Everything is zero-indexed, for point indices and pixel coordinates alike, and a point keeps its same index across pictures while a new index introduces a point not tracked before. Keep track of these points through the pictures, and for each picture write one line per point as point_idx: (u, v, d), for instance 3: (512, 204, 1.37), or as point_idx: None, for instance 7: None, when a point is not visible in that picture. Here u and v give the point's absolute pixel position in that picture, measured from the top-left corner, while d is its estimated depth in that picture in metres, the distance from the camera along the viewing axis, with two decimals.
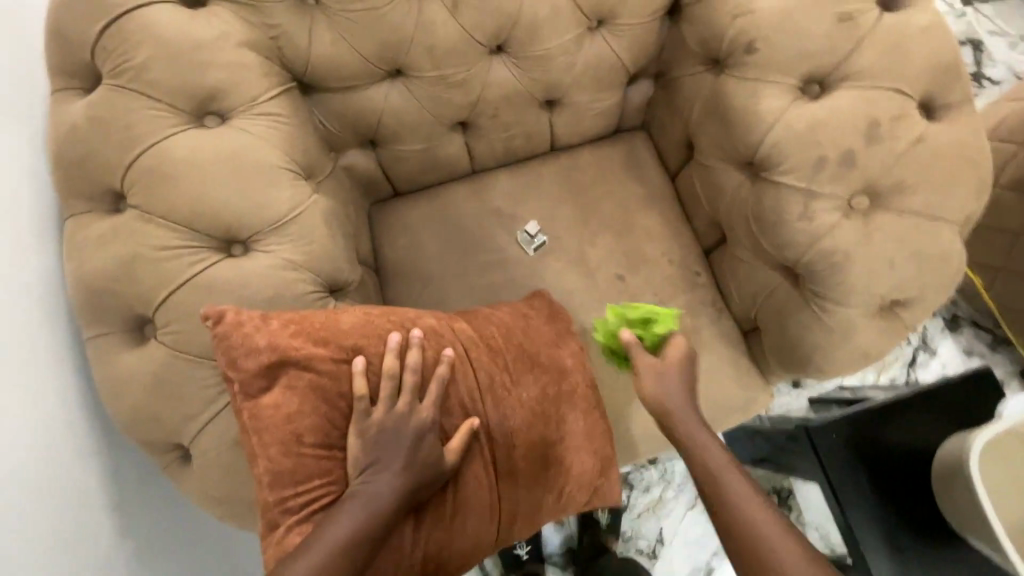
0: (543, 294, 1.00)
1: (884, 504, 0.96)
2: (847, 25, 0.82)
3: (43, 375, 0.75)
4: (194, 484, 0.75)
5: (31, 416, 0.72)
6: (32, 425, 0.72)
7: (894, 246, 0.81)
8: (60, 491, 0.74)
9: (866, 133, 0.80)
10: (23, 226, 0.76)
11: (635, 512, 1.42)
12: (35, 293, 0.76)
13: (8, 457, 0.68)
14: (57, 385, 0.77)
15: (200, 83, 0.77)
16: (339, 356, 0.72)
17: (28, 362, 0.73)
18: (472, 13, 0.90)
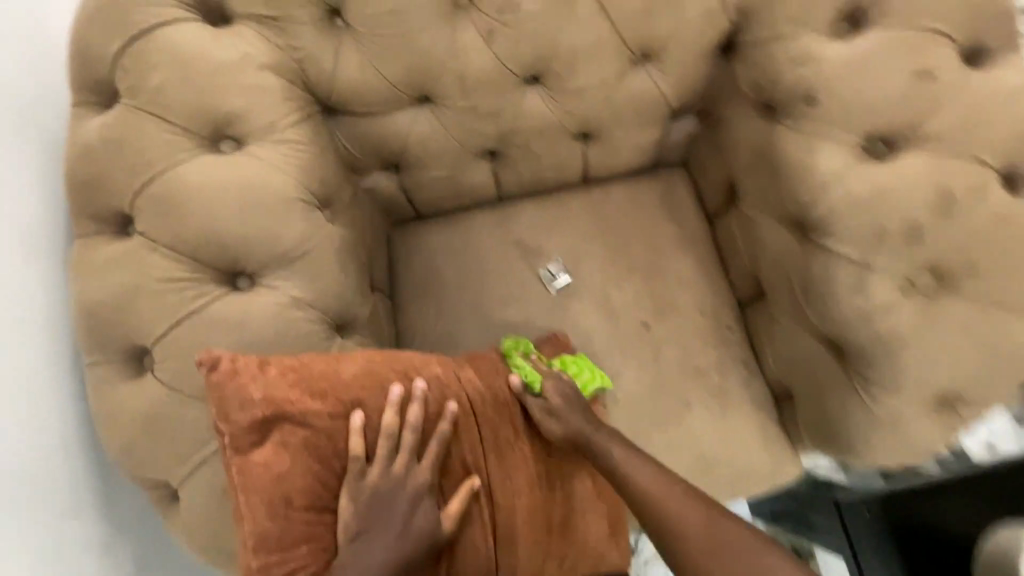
0: (557, 339, 0.96)
1: None
2: (924, 82, 0.73)
3: (40, 400, 0.73)
4: (182, 526, 0.72)
5: (22, 445, 0.70)
6: (24, 451, 0.70)
7: (958, 334, 0.72)
8: (46, 523, 0.72)
9: (937, 207, 0.72)
10: (29, 247, 0.74)
11: (642, 558, 1.35)
12: (39, 314, 0.74)
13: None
14: (51, 412, 0.74)
15: (219, 107, 0.74)
16: (337, 410, 0.67)
17: (23, 389, 0.71)
18: (508, 43, 0.84)
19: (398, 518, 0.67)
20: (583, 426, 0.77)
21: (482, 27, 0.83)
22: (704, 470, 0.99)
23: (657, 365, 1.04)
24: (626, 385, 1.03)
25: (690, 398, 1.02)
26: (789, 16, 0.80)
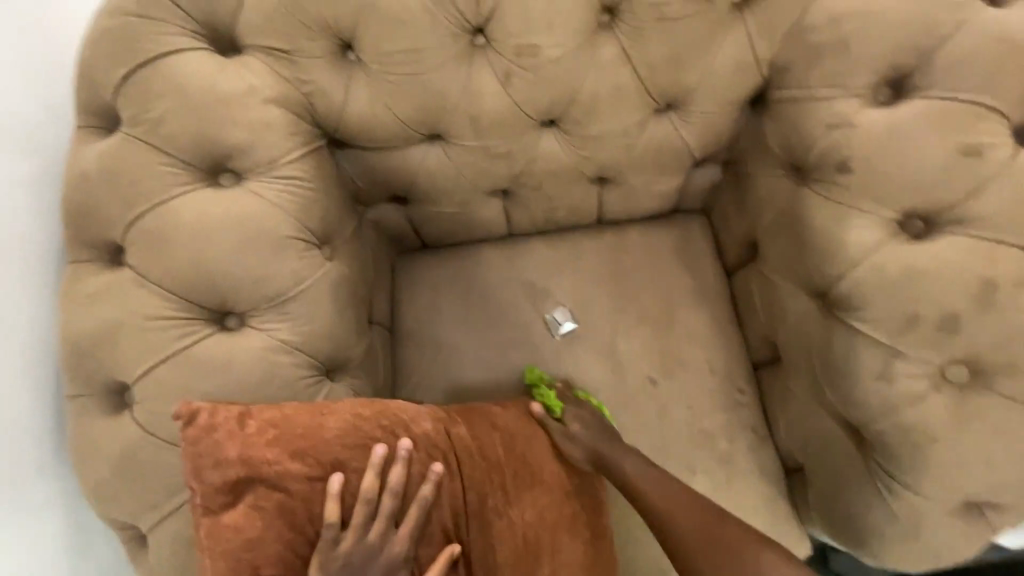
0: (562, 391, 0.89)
1: None
2: (970, 159, 0.68)
3: (16, 428, 0.71)
4: (148, 572, 0.69)
5: None
6: None
7: (994, 438, 0.65)
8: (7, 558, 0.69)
9: (978, 296, 0.66)
10: (18, 269, 0.72)
11: None
12: (25, 340, 0.73)
13: None
14: (26, 441, 0.72)
15: (221, 141, 0.72)
16: (314, 472, 0.64)
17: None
18: (525, 86, 0.80)
19: None
20: (600, 441, 0.80)
21: (499, 69, 0.79)
22: None
23: (662, 425, 0.98)
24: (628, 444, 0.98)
25: (695, 463, 0.96)
26: (826, 77, 0.75)
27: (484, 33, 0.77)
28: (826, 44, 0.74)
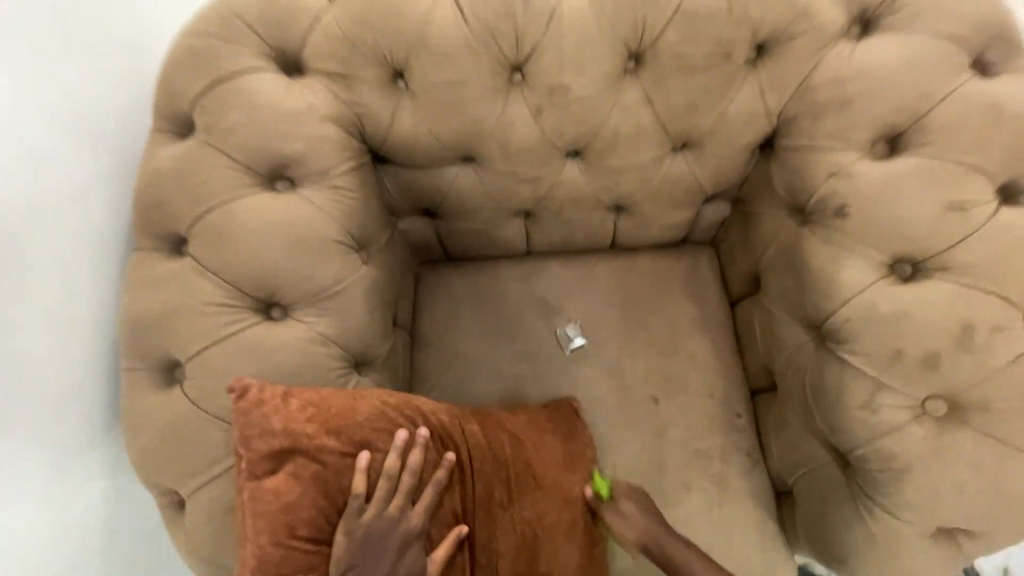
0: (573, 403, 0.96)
1: None
2: (956, 212, 0.74)
3: (71, 398, 0.79)
4: (183, 534, 0.76)
5: (45, 440, 0.75)
6: (47, 445, 0.76)
7: (968, 469, 0.71)
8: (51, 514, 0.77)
9: (957, 337, 0.72)
10: (92, 256, 0.81)
11: None
12: (87, 321, 0.81)
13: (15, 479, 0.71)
14: (79, 411, 0.80)
15: (282, 151, 0.80)
16: (347, 449, 0.70)
17: (59, 388, 0.77)
18: (555, 119, 0.88)
19: (387, 559, 0.70)
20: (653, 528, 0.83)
21: (533, 103, 0.87)
22: None
23: (661, 441, 1.04)
24: (627, 457, 1.03)
25: (690, 480, 1.01)
26: (828, 129, 0.82)
27: (521, 70, 0.86)
28: (830, 101, 0.82)
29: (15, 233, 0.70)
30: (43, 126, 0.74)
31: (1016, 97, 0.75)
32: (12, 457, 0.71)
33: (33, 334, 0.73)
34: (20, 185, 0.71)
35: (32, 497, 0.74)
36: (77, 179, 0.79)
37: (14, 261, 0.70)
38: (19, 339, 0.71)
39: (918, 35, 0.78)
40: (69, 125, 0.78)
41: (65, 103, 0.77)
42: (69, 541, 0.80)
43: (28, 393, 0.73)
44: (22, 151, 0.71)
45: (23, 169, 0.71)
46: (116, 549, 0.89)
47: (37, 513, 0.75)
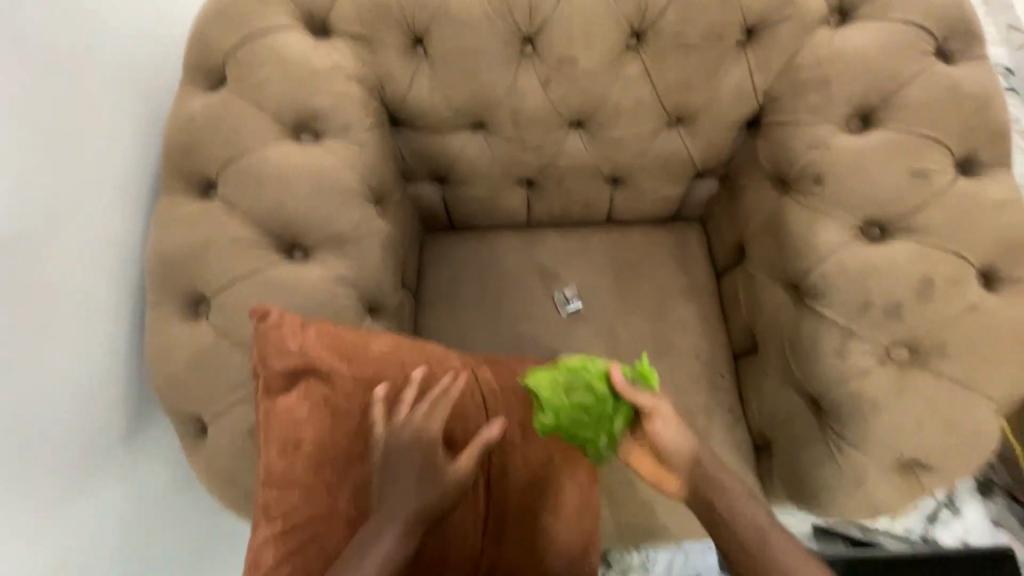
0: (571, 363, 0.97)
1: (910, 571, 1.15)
2: (919, 180, 0.83)
3: (98, 347, 0.83)
4: (204, 458, 0.81)
5: (74, 383, 0.79)
6: (75, 388, 0.80)
7: (926, 407, 0.79)
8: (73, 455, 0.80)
9: (918, 290, 0.80)
10: (118, 214, 0.86)
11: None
12: (112, 276, 0.85)
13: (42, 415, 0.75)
14: (104, 360, 0.84)
15: (309, 105, 0.86)
16: (360, 376, 0.70)
17: (87, 335, 0.81)
18: (562, 89, 0.96)
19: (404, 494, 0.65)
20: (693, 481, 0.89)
21: (542, 72, 0.94)
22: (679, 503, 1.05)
23: None
24: None
25: None
26: (809, 106, 0.91)
27: (532, 42, 0.93)
28: (811, 80, 0.90)
29: (48, 186, 0.75)
30: (79, 88, 0.79)
31: (971, 81, 0.85)
32: (40, 398, 0.75)
33: (63, 283, 0.77)
34: (54, 142, 0.75)
35: (59, 435, 0.78)
36: (106, 141, 0.83)
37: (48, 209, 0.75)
38: (49, 285, 0.75)
39: (889, 23, 0.87)
40: (102, 89, 0.82)
41: (100, 68, 0.82)
42: (88, 486, 0.83)
43: (57, 339, 0.77)
44: (59, 109, 0.76)
45: (59, 127, 0.76)
46: (133, 499, 0.92)
47: (59, 455, 0.78)
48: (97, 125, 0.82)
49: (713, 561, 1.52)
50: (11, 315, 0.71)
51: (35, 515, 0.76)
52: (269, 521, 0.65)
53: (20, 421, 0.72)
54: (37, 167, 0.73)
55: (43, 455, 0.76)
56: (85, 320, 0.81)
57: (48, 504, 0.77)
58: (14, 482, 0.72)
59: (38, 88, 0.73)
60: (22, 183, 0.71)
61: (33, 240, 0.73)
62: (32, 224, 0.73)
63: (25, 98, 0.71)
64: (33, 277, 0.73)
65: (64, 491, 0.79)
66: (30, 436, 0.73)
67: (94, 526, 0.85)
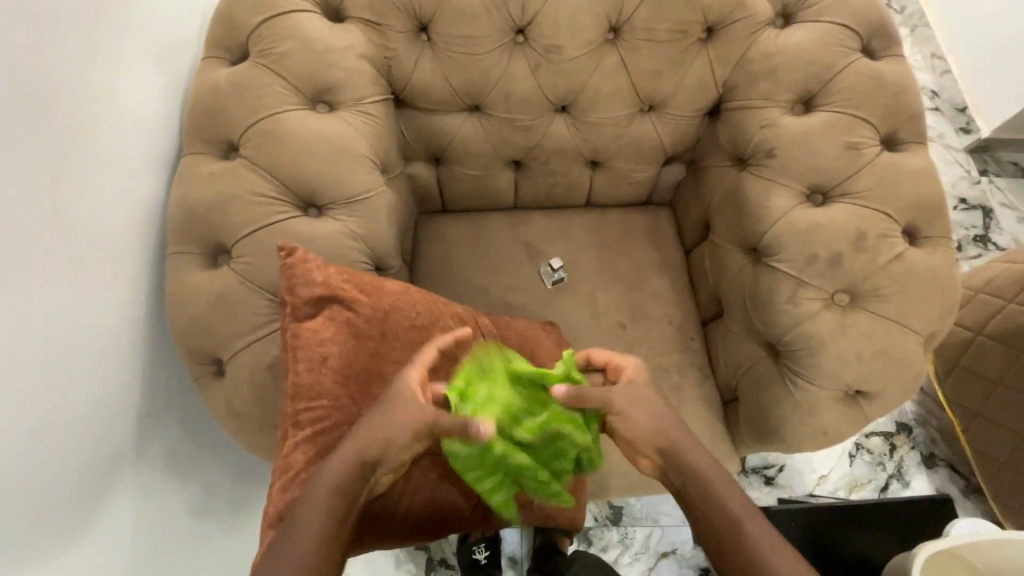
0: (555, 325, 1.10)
1: (845, 522, 1.33)
2: (852, 152, 1.00)
3: (117, 321, 0.89)
4: (224, 393, 0.88)
5: (98, 353, 0.85)
6: (97, 358, 0.85)
7: (864, 340, 0.94)
8: (96, 422, 0.85)
9: (855, 243, 0.95)
10: (139, 202, 0.94)
11: (630, 551, 1.57)
12: (128, 257, 0.92)
13: (72, 379, 0.80)
14: (124, 336, 0.90)
15: (326, 78, 0.96)
16: (377, 309, 0.81)
17: (110, 309, 0.87)
18: (550, 75, 1.08)
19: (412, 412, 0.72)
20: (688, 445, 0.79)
21: (532, 60, 1.07)
22: None
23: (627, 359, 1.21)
24: None
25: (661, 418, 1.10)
26: (761, 92, 1.06)
27: (523, 33, 1.06)
28: (761, 71, 1.06)
29: (74, 168, 0.81)
30: (105, 87, 0.86)
31: (892, 74, 1.03)
32: (60, 369, 0.79)
33: (83, 263, 0.82)
34: (81, 131, 0.82)
35: (84, 400, 0.82)
36: (124, 137, 0.90)
37: (78, 188, 0.82)
38: (70, 263, 0.80)
39: (823, 24, 1.04)
40: (125, 90, 0.90)
41: (124, 72, 0.90)
42: (99, 463, 0.86)
43: (76, 315, 0.81)
44: (86, 102, 0.83)
45: (85, 117, 0.82)
46: (136, 483, 0.93)
47: (73, 426, 0.81)
48: (118, 120, 0.89)
49: (687, 534, 1.59)
50: (46, 280, 0.77)
51: (56, 476, 0.78)
52: (296, 429, 0.74)
53: (40, 387, 0.75)
54: (65, 149, 0.79)
55: (58, 425, 0.78)
56: (101, 302, 0.86)
57: (61, 475, 0.79)
58: (30, 445, 0.74)
59: (71, 81, 0.80)
60: (50, 163, 0.77)
61: (58, 218, 0.78)
62: (58, 203, 0.78)
63: (57, 87, 0.78)
64: (57, 253, 0.78)
65: (75, 462, 0.81)
66: (58, 396, 0.78)
67: (99, 505, 0.86)
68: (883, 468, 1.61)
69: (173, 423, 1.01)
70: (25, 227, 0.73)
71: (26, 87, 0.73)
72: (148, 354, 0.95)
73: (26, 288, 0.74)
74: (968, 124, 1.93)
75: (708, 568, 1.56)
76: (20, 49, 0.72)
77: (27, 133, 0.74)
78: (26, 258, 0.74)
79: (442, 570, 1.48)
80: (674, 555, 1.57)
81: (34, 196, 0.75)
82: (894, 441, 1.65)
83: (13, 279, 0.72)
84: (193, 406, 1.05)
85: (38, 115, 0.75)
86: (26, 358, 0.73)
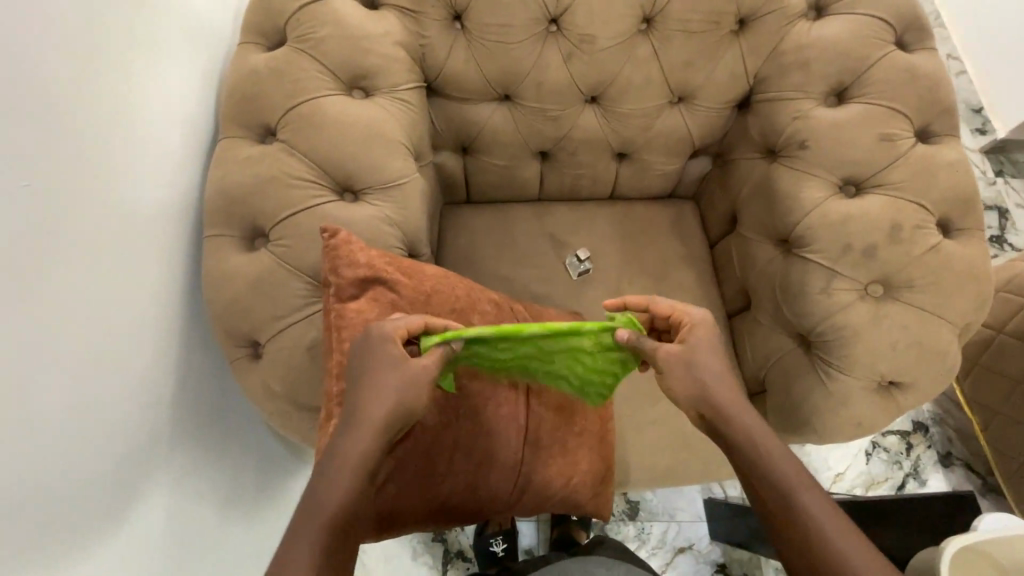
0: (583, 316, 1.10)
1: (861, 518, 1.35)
2: (887, 144, 1.00)
3: (146, 310, 0.87)
4: (262, 374, 0.88)
5: (125, 342, 0.83)
6: (125, 348, 0.83)
7: (897, 331, 0.95)
8: (124, 412, 0.83)
9: (890, 234, 0.96)
10: (170, 188, 0.93)
11: (646, 545, 1.56)
12: (160, 245, 0.90)
13: (99, 369, 0.79)
14: (152, 324, 0.89)
15: (362, 64, 0.96)
16: (419, 293, 0.82)
17: (140, 297, 0.86)
18: (582, 65, 1.08)
19: None
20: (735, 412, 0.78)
21: (565, 49, 1.07)
22: (683, 444, 1.13)
23: None
24: None
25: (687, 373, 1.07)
26: (794, 84, 1.06)
27: (557, 23, 1.06)
28: (794, 62, 1.06)
29: (102, 155, 0.79)
30: (129, 82, 0.84)
31: (925, 66, 1.03)
32: (89, 359, 0.77)
33: (105, 265, 0.80)
34: (103, 130, 0.80)
35: (111, 390, 0.81)
36: (150, 132, 0.88)
37: (107, 175, 0.80)
38: (91, 265, 0.78)
39: (857, 16, 1.04)
40: (148, 87, 0.88)
41: (149, 68, 0.88)
42: (117, 472, 0.83)
43: (98, 320, 0.79)
44: (109, 100, 0.80)
45: (107, 114, 0.80)
46: (155, 490, 0.91)
47: (100, 418, 0.80)
48: (147, 107, 0.87)
49: (704, 530, 1.58)
50: (75, 268, 0.76)
51: (82, 467, 0.77)
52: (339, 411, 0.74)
53: (55, 396, 0.73)
54: (93, 136, 0.78)
55: (73, 435, 0.76)
56: (124, 305, 0.83)
57: (74, 484, 0.76)
58: (40, 457, 0.71)
59: (93, 78, 0.78)
60: (69, 163, 0.74)
61: (78, 218, 0.76)
62: (79, 204, 0.76)
63: (77, 84, 0.75)
64: (77, 256, 0.76)
65: (97, 459, 0.79)
66: (84, 387, 0.77)
67: (128, 496, 0.85)
68: (900, 466, 1.61)
69: (197, 428, 0.98)
70: (42, 230, 0.71)
71: (43, 84, 0.71)
72: (177, 343, 0.94)
73: (43, 292, 0.71)
74: (983, 126, 1.93)
75: (725, 564, 1.55)
76: (44, 33, 0.71)
77: (50, 118, 0.72)
78: (45, 261, 0.71)
79: (459, 563, 1.47)
80: (690, 551, 1.56)
81: (62, 182, 0.73)
82: (910, 440, 1.64)
83: (29, 282, 0.69)
84: (218, 406, 1.03)
85: (56, 113, 0.73)
86: (40, 366, 0.71)
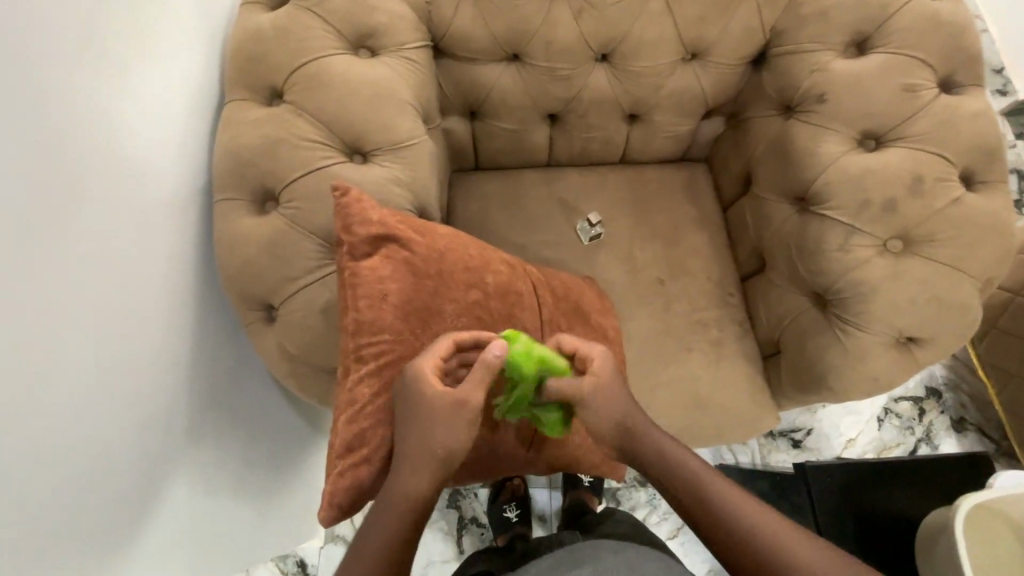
0: (593, 281, 1.10)
1: (877, 483, 1.34)
2: (908, 95, 0.97)
3: (163, 298, 0.88)
4: (278, 337, 0.90)
5: (145, 331, 0.85)
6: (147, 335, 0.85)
7: (919, 287, 0.94)
8: (145, 399, 0.85)
9: (912, 187, 0.94)
10: (182, 175, 0.93)
11: (659, 510, 1.57)
12: (173, 232, 0.91)
13: (122, 356, 0.81)
14: (170, 312, 0.90)
15: (367, 22, 0.94)
16: (431, 251, 0.82)
17: (156, 286, 0.87)
18: (593, 20, 1.05)
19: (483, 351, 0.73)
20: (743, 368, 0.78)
21: (574, 5, 1.04)
22: (698, 405, 1.12)
23: (667, 312, 1.17)
24: (639, 326, 1.16)
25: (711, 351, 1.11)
26: (812, 35, 1.03)
27: None
28: (812, 12, 1.03)
29: (116, 145, 0.79)
30: (138, 69, 0.84)
31: (950, 13, 0.99)
32: (111, 348, 0.79)
33: (120, 254, 0.80)
34: (116, 120, 0.79)
35: (133, 378, 0.83)
36: (161, 120, 0.88)
37: (121, 164, 0.80)
38: (107, 258, 0.78)
39: None
40: (156, 73, 0.87)
41: (155, 52, 0.87)
42: (138, 461, 0.85)
43: (118, 310, 0.80)
44: (120, 87, 0.80)
45: (110, 103, 0.78)
46: (175, 473, 0.94)
47: (124, 405, 0.82)
48: (155, 93, 0.87)
49: None
50: (97, 259, 0.77)
51: (108, 455, 0.80)
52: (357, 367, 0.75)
53: (81, 391, 0.74)
54: (107, 126, 0.78)
55: (86, 433, 0.75)
56: (143, 292, 0.84)
57: (103, 471, 0.79)
58: (69, 450, 0.73)
59: (97, 66, 0.76)
60: (74, 157, 0.73)
61: (97, 208, 0.76)
62: (92, 196, 0.76)
63: (77, 71, 0.73)
64: (94, 248, 0.76)
65: (121, 447, 0.82)
66: (109, 376, 0.79)
67: (147, 482, 0.88)
68: (912, 432, 1.58)
69: (208, 415, 0.99)
70: (59, 224, 0.71)
71: (58, 77, 0.70)
72: (195, 330, 0.95)
73: (69, 287, 0.72)
74: (1005, 86, 1.85)
75: None
76: (61, 28, 0.71)
77: (67, 109, 0.72)
78: (54, 255, 0.70)
79: (473, 528, 1.49)
80: None
81: (82, 175, 0.74)
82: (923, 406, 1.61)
83: (56, 278, 0.71)
84: (235, 384, 1.05)
85: (65, 105, 0.72)
86: (69, 362, 0.72)
